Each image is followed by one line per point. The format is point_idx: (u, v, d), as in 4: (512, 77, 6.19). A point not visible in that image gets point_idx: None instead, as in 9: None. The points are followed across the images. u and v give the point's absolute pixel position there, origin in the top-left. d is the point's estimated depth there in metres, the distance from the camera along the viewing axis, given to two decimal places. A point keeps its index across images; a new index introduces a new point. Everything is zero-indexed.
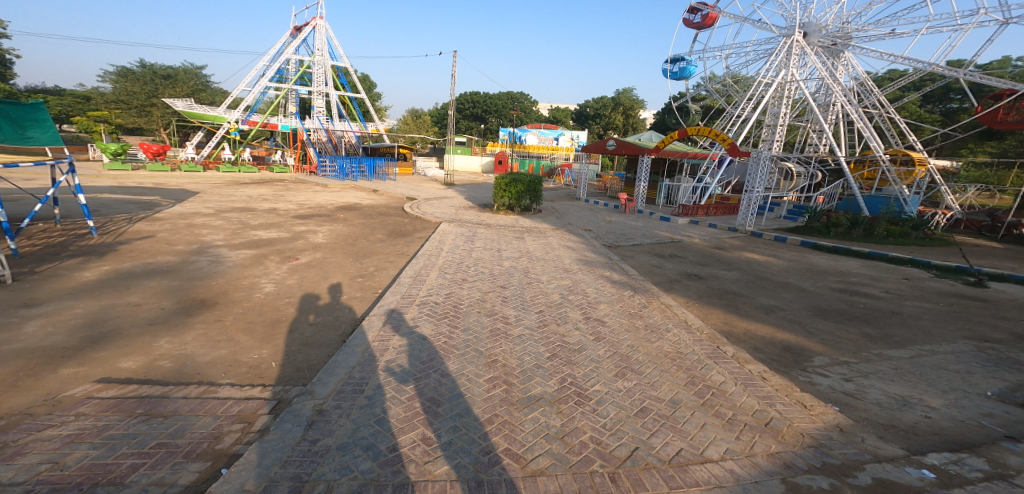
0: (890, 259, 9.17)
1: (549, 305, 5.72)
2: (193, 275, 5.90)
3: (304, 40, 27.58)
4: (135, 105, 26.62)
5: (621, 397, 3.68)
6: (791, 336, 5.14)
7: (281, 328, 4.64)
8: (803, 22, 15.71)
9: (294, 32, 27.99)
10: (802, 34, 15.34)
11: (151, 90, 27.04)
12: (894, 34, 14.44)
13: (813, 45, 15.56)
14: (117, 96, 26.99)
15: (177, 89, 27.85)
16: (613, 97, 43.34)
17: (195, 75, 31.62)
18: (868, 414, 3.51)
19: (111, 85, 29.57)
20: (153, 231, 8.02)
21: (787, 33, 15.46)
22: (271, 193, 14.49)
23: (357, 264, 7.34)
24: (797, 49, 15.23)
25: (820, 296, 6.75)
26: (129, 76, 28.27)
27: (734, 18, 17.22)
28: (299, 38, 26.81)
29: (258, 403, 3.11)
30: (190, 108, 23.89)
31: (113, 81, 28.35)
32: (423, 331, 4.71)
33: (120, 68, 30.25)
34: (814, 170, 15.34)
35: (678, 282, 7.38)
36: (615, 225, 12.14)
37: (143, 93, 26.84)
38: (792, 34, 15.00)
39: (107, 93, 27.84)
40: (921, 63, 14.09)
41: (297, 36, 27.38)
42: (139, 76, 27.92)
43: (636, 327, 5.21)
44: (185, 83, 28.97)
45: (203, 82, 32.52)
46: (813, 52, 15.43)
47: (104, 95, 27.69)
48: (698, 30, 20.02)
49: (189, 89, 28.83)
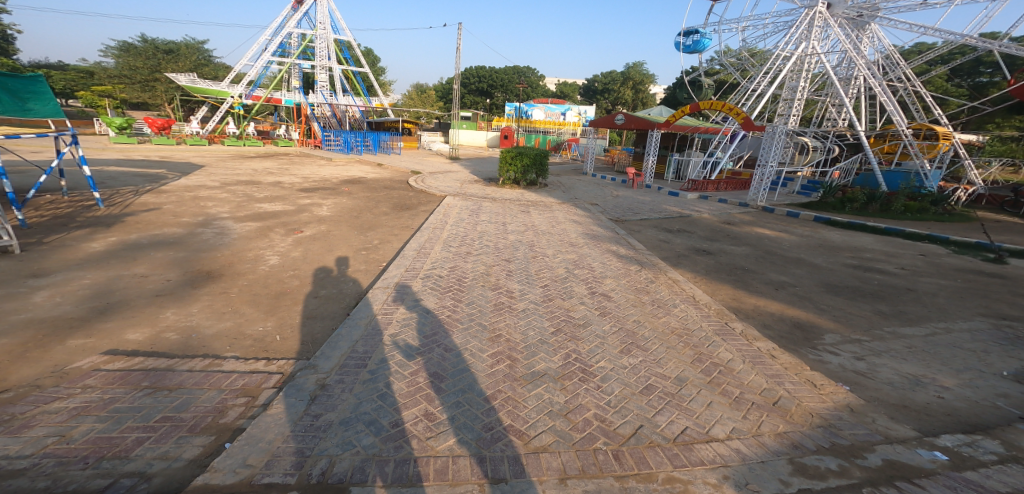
0: (907, 235, 8.93)
1: (555, 279, 5.65)
2: (199, 247, 5.89)
3: (306, 13, 26.82)
4: (137, 79, 26.12)
5: (626, 374, 3.64)
6: (802, 313, 5.05)
7: (286, 301, 4.64)
8: None
9: (296, 4, 27.20)
10: (826, 6, 14.49)
11: (153, 64, 26.51)
12: (926, 3, 13.55)
13: (837, 17, 14.72)
14: (119, 71, 26.38)
15: (180, 64, 27.33)
16: (623, 70, 41.93)
17: (197, 49, 31.05)
18: (880, 393, 3.44)
19: (112, 59, 29.08)
20: (159, 203, 8.00)
21: (809, 4, 14.62)
22: (276, 167, 14.39)
23: (362, 236, 7.29)
24: (819, 20, 14.41)
25: (832, 272, 6.60)
26: (131, 50, 27.73)
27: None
28: (301, 10, 26.02)
29: (262, 377, 3.12)
30: (194, 82, 23.46)
31: (115, 55, 27.88)
32: (427, 304, 4.69)
33: (121, 41, 29.66)
34: (831, 144, 14.80)
35: (686, 257, 7.25)
36: (623, 200, 11.93)
37: (146, 68, 26.28)
38: (815, 5, 14.19)
39: (109, 67, 27.46)
40: (954, 34, 13.27)
41: (298, 8, 26.55)
42: (141, 50, 27.43)
43: (643, 302, 5.14)
44: (188, 58, 28.43)
45: (205, 56, 31.98)
46: (836, 24, 14.62)
47: (107, 70, 27.30)
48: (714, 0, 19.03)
49: (192, 63, 28.39)
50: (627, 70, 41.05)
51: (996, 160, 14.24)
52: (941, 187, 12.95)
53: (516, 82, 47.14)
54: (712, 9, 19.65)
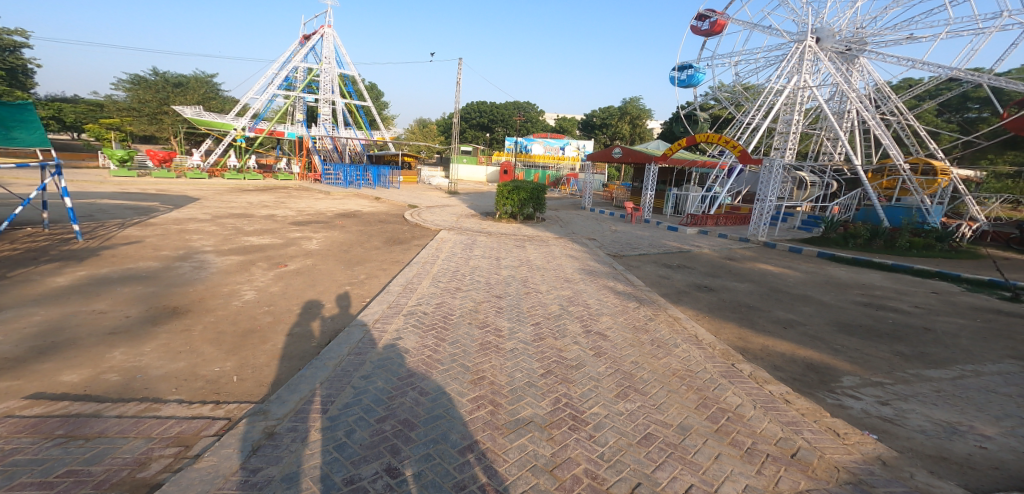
0: (916, 272, 8.61)
1: (547, 317, 5.29)
2: (171, 282, 5.60)
3: (312, 48, 27.82)
4: (146, 113, 26.72)
5: (622, 422, 3.23)
6: (814, 353, 4.65)
7: (252, 339, 4.30)
8: (816, 27, 15.28)
9: (303, 40, 28.28)
10: (815, 40, 14.93)
11: (162, 97, 27.17)
12: (912, 38, 13.93)
13: (827, 51, 15.10)
14: (129, 105, 26.94)
15: (187, 97, 28.12)
16: (620, 105, 43.06)
17: (207, 83, 32.13)
18: (913, 443, 3.02)
19: (123, 92, 29.83)
20: (142, 236, 7.77)
21: (798, 39, 15.07)
22: (272, 201, 14.32)
23: (348, 271, 7.01)
24: (809, 54, 14.81)
25: (842, 310, 6.24)
26: (142, 84, 28.72)
27: (743, 24, 16.85)
28: (307, 45, 27.04)
29: (202, 424, 2.80)
30: (199, 115, 23.87)
31: (126, 88, 28.70)
32: (406, 344, 4.30)
33: (133, 74, 30.57)
34: (828, 179, 14.79)
35: (687, 293, 6.91)
36: (621, 235, 11.72)
37: (155, 101, 27.01)
38: (804, 39, 14.62)
39: (120, 101, 28.22)
40: (943, 68, 13.49)
41: (305, 44, 27.56)
42: (152, 84, 28.35)
43: (642, 341, 4.75)
44: (196, 91, 29.31)
45: (214, 90, 33.02)
46: (826, 57, 14.99)
47: (117, 103, 28.03)
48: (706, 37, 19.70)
49: (200, 96, 29.22)
50: (624, 105, 42.01)
51: (998, 196, 14.12)
52: (944, 223, 12.72)
53: (514, 115, 48.34)
54: (705, 45, 20.20)
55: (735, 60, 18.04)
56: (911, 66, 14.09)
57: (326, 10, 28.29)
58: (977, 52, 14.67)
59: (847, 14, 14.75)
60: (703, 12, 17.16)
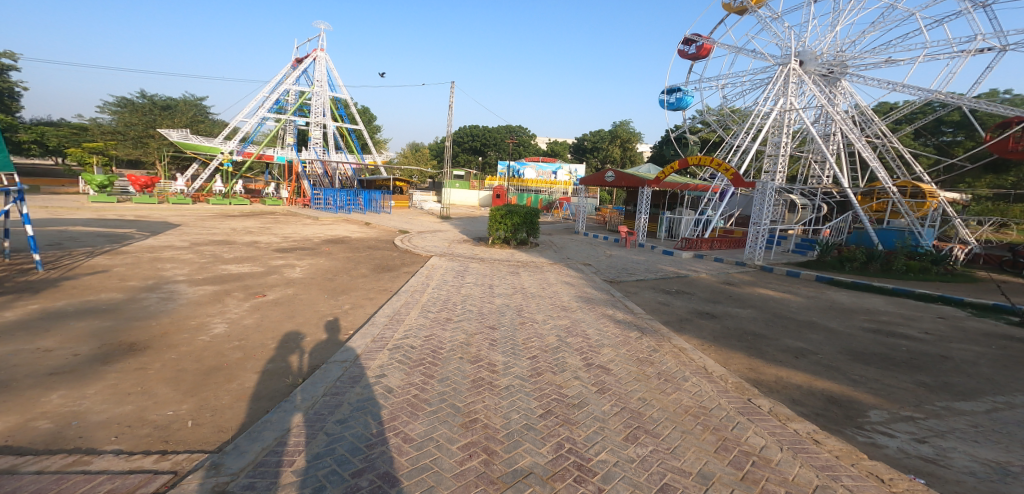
0: (918, 295, 8.43)
1: (544, 349, 4.89)
2: (133, 315, 5.15)
3: (304, 71, 27.99)
4: (131, 136, 26.51)
5: (635, 470, 2.84)
6: (832, 385, 4.32)
7: (216, 377, 3.85)
8: (799, 50, 15.67)
9: (296, 63, 28.49)
10: (798, 63, 15.29)
11: (149, 120, 26.99)
12: (891, 61, 14.31)
13: (810, 74, 15.45)
14: (114, 128, 26.86)
15: (175, 120, 28.00)
16: (611, 129, 43.90)
17: (196, 106, 32.03)
18: (964, 488, 2.66)
19: (109, 115, 29.45)
20: (110, 266, 7.31)
21: (782, 62, 15.44)
22: (257, 226, 13.89)
23: (332, 301, 6.57)
24: (793, 77, 15.12)
25: (852, 337, 5.94)
26: (129, 107, 28.44)
27: (728, 48, 17.29)
28: (299, 68, 27.21)
29: (141, 483, 2.42)
30: (186, 138, 23.43)
31: (112, 112, 28.39)
32: (389, 383, 3.86)
33: (120, 97, 30.19)
34: (819, 202, 14.85)
35: (689, 321, 6.58)
36: (616, 260, 11.46)
37: (141, 125, 26.78)
38: (788, 63, 14.98)
39: (105, 124, 27.84)
40: (924, 90, 13.78)
41: (297, 67, 27.68)
42: (139, 107, 28.13)
43: (648, 375, 4.38)
44: (185, 114, 29.16)
45: (203, 113, 32.86)
46: (810, 80, 15.33)
47: (103, 126, 27.64)
48: (693, 61, 20.01)
49: (188, 120, 29.04)
50: (614, 128, 42.74)
51: (985, 220, 14.26)
52: (937, 245, 12.71)
53: (507, 139, 48.93)
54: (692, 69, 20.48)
55: (722, 83, 18.37)
56: (892, 88, 14.40)
57: (319, 34, 28.55)
58: (955, 75, 15.02)
59: (828, 38, 15.17)
60: (689, 37, 17.61)
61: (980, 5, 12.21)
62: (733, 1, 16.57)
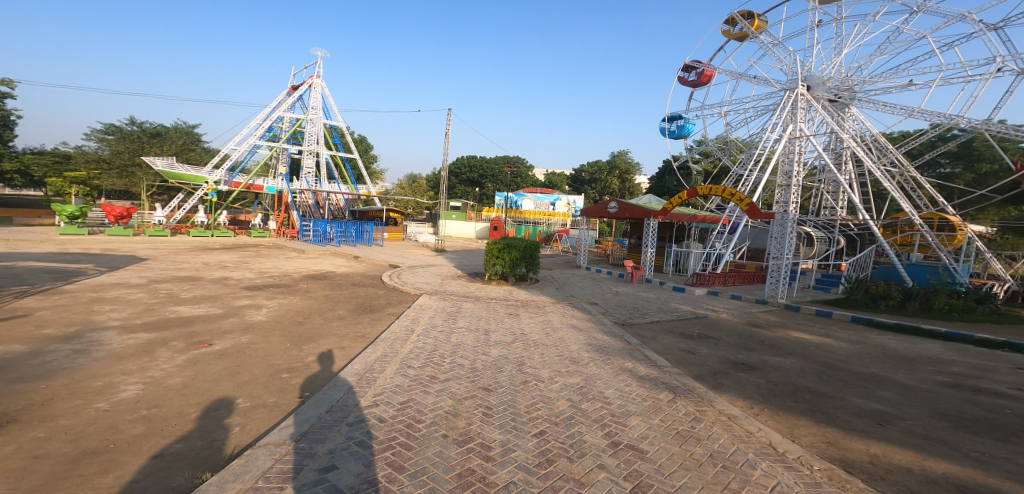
0: (978, 341, 7.31)
1: (555, 421, 3.72)
2: (22, 374, 3.97)
3: (300, 98, 27.82)
4: (117, 166, 26.11)
5: None
6: (952, 473, 3.15)
7: (85, 468, 2.67)
8: (805, 75, 15.23)
9: (291, 91, 28.36)
10: (806, 88, 14.82)
11: (136, 149, 26.74)
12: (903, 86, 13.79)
13: (819, 99, 14.97)
14: (101, 157, 26.46)
15: (163, 147, 27.70)
16: (609, 160, 43.98)
17: (187, 134, 31.95)
18: None
19: (95, 143, 29.05)
20: (34, 309, 6.17)
21: (788, 88, 14.98)
22: (234, 260, 12.78)
23: (292, 351, 5.39)
24: (801, 102, 14.60)
25: (935, 396, 4.78)
26: (118, 134, 28.15)
27: (729, 75, 16.94)
28: (295, 95, 27.02)
29: None
30: (172, 167, 22.46)
31: (99, 139, 28.04)
32: (339, 482, 2.68)
33: (109, 124, 29.94)
34: (837, 235, 13.93)
35: (726, 375, 5.39)
36: (625, 298, 10.31)
37: (127, 153, 26.44)
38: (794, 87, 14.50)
39: (90, 152, 27.31)
40: (942, 115, 13.15)
41: (292, 94, 27.57)
42: (127, 135, 27.91)
43: (698, 460, 3.20)
44: (174, 142, 28.98)
45: (193, 140, 32.76)
46: (818, 105, 14.80)
47: (87, 155, 27.11)
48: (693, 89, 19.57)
49: (177, 147, 28.78)
50: (612, 159, 42.55)
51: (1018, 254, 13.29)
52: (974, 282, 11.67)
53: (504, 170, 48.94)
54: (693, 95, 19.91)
55: (724, 111, 17.97)
56: (907, 114, 13.80)
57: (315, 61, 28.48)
58: (977, 98, 14.20)
59: (833, 63, 14.78)
60: (689, 64, 17.34)
61: (995, 26, 11.72)
62: (732, 28, 16.34)
